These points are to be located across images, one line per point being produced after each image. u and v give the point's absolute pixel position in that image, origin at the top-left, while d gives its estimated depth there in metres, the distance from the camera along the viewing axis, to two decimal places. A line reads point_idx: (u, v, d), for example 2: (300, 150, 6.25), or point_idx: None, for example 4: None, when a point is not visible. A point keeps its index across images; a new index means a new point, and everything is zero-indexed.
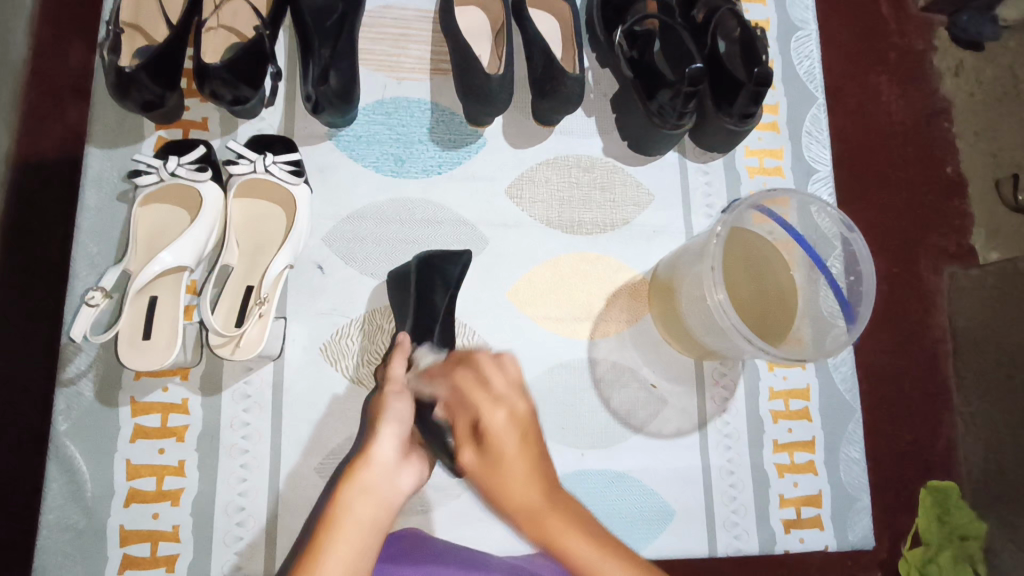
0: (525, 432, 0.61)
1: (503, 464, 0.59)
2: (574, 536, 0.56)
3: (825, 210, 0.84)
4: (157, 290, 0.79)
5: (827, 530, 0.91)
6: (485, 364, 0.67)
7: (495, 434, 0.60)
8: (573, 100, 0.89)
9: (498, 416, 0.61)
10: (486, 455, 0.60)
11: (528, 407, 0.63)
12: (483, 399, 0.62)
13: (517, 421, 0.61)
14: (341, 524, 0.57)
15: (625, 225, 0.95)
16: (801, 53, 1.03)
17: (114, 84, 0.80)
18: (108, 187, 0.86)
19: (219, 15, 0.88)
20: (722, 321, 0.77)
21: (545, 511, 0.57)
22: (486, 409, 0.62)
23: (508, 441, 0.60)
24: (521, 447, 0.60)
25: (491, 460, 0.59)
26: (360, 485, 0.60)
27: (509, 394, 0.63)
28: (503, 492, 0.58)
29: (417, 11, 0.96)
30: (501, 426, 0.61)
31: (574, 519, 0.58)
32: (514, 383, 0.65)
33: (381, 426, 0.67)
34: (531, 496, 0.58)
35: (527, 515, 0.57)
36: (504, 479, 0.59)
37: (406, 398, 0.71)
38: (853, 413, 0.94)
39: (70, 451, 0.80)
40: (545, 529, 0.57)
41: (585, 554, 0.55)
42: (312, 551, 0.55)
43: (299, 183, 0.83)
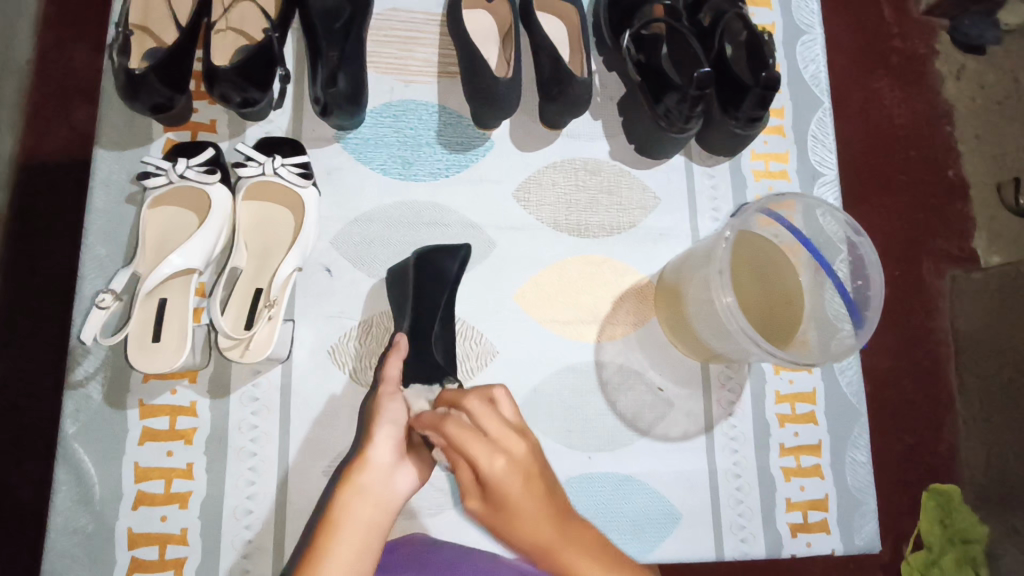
0: (527, 475, 0.56)
1: (510, 515, 0.55)
2: (591, 568, 0.54)
3: (831, 213, 0.85)
4: (166, 293, 0.79)
5: (834, 533, 0.91)
6: (477, 410, 0.60)
7: (497, 485, 0.55)
8: (580, 103, 0.89)
9: (497, 463, 0.56)
10: (493, 507, 0.56)
11: (528, 446, 0.58)
12: (480, 450, 0.56)
13: (517, 466, 0.56)
14: (341, 526, 0.59)
15: (631, 228, 0.95)
16: (806, 57, 1.03)
17: (125, 86, 0.80)
18: (116, 189, 0.87)
19: (228, 18, 0.88)
20: (730, 324, 0.78)
21: (561, 549, 0.54)
22: (482, 459, 0.56)
23: (511, 488, 0.55)
24: (527, 489, 0.56)
25: (497, 508, 0.56)
26: (357, 487, 0.62)
27: (506, 437, 0.57)
28: (518, 538, 0.56)
29: (424, 14, 0.96)
30: (500, 474, 0.56)
31: (590, 549, 0.55)
32: (511, 424, 0.59)
33: (376, 428, 0.68)
34: (546, 537, 0.54)
35: (544, 556, 0.55)
36: (514, 526, 0.56)
37: (401, 400, 0.71)
38: (859, 416, 0.94)
39: (78, 453, 0.80)
40: (564, 565, 0.54)
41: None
42: (315, 554, 0.57)
43: (308, 186, 0.83)
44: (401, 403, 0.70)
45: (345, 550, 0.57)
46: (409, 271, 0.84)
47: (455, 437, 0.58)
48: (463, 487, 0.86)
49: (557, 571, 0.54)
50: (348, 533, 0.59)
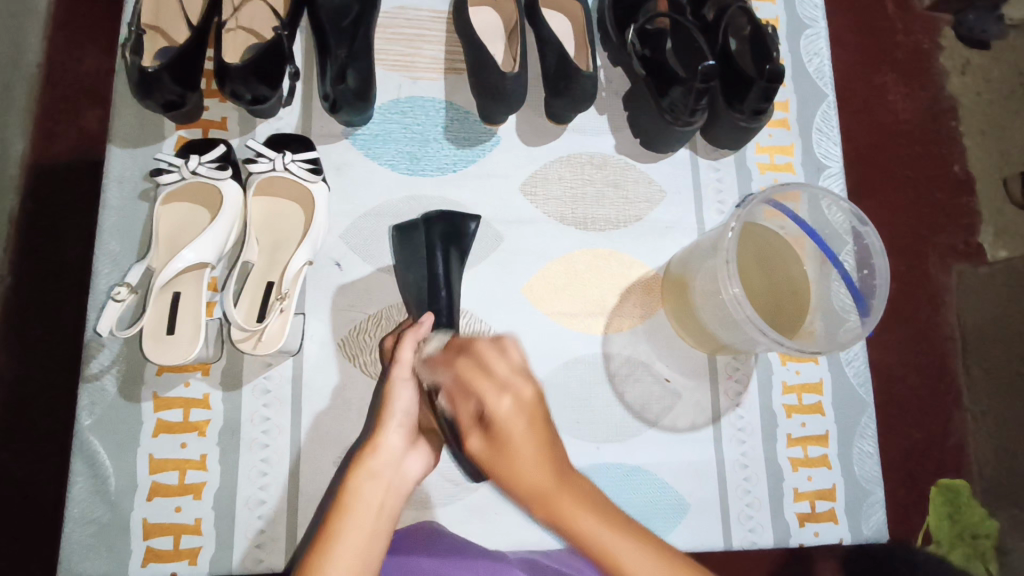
0: (533, 417, 0.58)
1: (510, 450, 0.57)
2: (583, 516, 0.55)
3: (836, 203, 0.85)
4: (180, 286, 0.81)
5: (842, 523, 0.91)
6: (486, 352, 0.65)
7: (502, 421, 0.58)
8: (586, 98, 0.90)
9: (504, 402, 0.59)
10: (493, 443, 0.58)
11: (536, 391, 0.60)
12: (488, 390, 0.61)
13: (525, 408, 0.58)
14: (350, 511, 0.60)
15: (637, 221, 0.96)
16: (811, 50, 1.04)
17: (137, 84, 0.81)
18: (129, 186, 0.88)
19: (238, 16, 0.89)
20: (737, 314, 0.78)
21: (555, 495, 0.55)
22: (490, 397, 0.60)
23: (514, 426, 0.57)
24: (530, 432, 0.58)
25: (499, 444, 0.58)
26: (369, 472, 0.63)
27: (514, 379, 0.61)
28: (514, 479, 0.57)
29: (430, 12, 0.97)
30: (507, 413, 0.58)
31: (587, 499, 0.56)
32: (521, 369, 0.62)
33: (388, 418, 0.69)
34: (542, 481, 0.56)
35: (537, 497, 0.56)
36: (513, 464, 0.57)
37: (413, 388, 0.72)
38: (866, 407, 0.95)
39: (93, 445, 0.81)
40: (553, 510, 0.56)
41: (598, 533, 0.54)
42: (325, 534, 0.58)
43: (317, 181, 0.85)
44: (412, 389, 0.72)
45: (353, 532, 0.58)
46: (421, 233, 0.87)
47: (468, 374, 0.64)
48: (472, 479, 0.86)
49: (545, 515, 0.56)
50: (354, 511, 0.60)
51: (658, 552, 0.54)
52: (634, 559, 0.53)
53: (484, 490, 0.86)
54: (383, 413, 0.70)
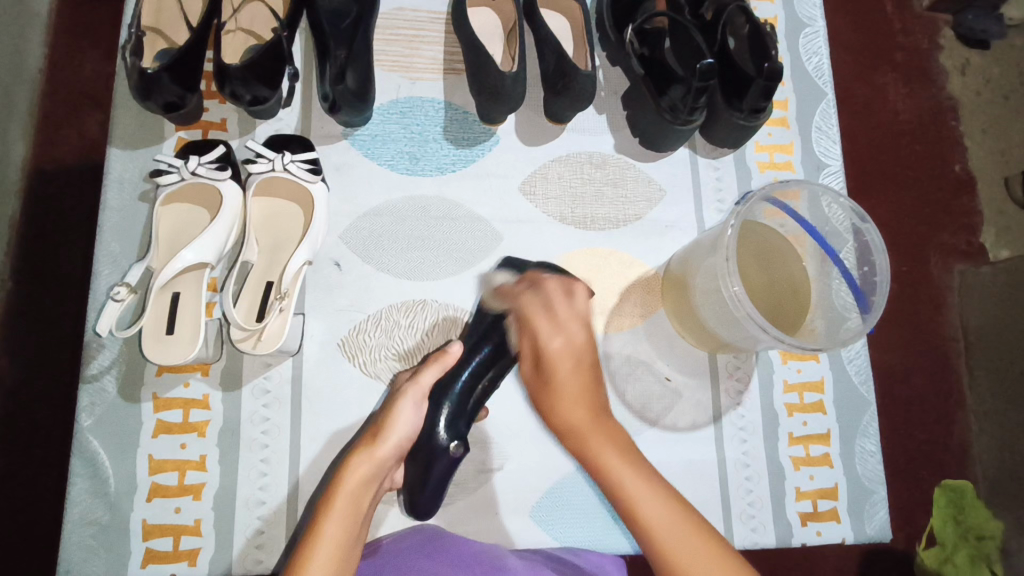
0: (578, 360, 0.72)
1: (557, 382, 0.72)
2: (609, 454, 0.67)
3: (836, 201, 0.85)
4: (179, 286, 0.81)
5: (844, 522, 0.90)
6: (555, 292, 0.77)
7: (550, 358, 0.73)
8: (586, 97, 0.89)
9: (555, 342, 0.73)
10: (543, 377, 0.73)
11: (586, 338, 0.74)
12: (543, 327, 0.74)
13: (571, 349, 0.73)
14: (324, 533, 0.60)
15: (637, 220, 0.96)
16: (810, 49, 1.04)
17: (137, 86, 0.82)
18: (129, 187, 0.88)
19: (237, 18, 0.90)
20: (738, 312, 0.78)
21: (589, 431, 0.69)
22: (545, 335, 0.73)
23: (563, 364, 0.72)
24: (576, 369, 0.72)
25: (547, 378, 0.73)
26: (349, 496, 0.63)
27: (569, 323, 0.74)
28: (556, 406, 0.72)
29: (429, 13, 0.98)
30: (556, 351, 0.73)
31: (616, 439, 0.68)
32: (580, 315, 0.75)
33: (389, 434, 0.69)
34: (577, 417, 0.70)
35: (576, 431, 0.69)
36: (557, 397, 0.71)
37: (420, 410, 0.73)
38: (868, 406, 0.94)
39: (93, 445, 0.81)
40: (586, 443, 0.69)
41: (618, 470, 0.66)
42: (311, 533, 0.60)
43: (316, 181, 0.85)
44: (416, 410, 0.72)
45: (334, 540, 0.60)
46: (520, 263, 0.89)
47: (528, 301, 0.77)
48: (472, 479, 0.86)
49: (577, 447, 0.70)
50: (340, 516, 0.62)
51: (674, 501, 0.63)
52: (646, 499, 0.63)
53: (484, 490, 0.86)
54: (381, 434, 0.69)
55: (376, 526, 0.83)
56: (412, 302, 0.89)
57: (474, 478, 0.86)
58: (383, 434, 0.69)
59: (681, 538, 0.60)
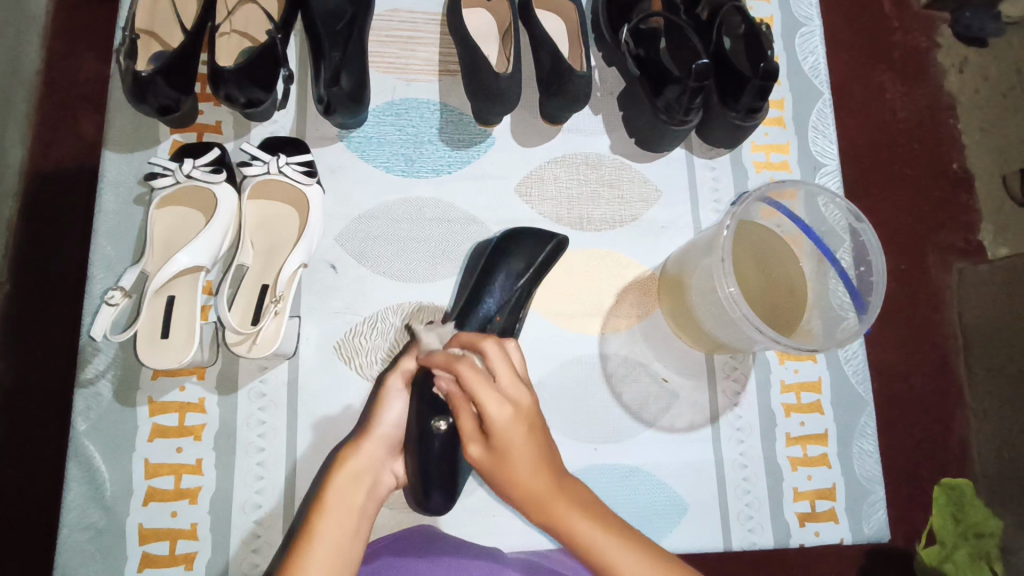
0: (531, 425, 0.61)
1: (510, 457, 0.60)
2: (575, 517, 0.60)
3: (832, 200, 0.85)
4: (175, 290, 0.81)
5: (842, 523, 0.90)
6: (492, 354, 0.63)
7: (499, 430, 0.60)
8: (581, 97, 0.89)
9: (503, 410, 0.60)
10: (495, 455, 0.60)
11: (532, 398, 0.62)
12: (487, 394, 0.59)
13: (520, 416, 0.60)
14: (320, 526, 0.63)
15: (633, 221, 0.96)
16: (806, 49, 1.04)
17: (132, 89, 0.81)
18: (124, 190, 0.88)
19: (232, 20, 0.90)
20: (734, 312, 0.77)
21: (551, 497, 0.61)
22: (489, 405, 0.59)
23: (513, 437, 0.60)
24: (527, 437, 0.60)
25: (499, 455, 0.60)
26: (337, 488, 0.67)
27: (512, 387, 0.61)
28: (510, 483, 0.60)
29: (424, 14, 0.97)
30: (503, 424, 0.60)
31: (577, 499, 0.61)
32: (509, 364, 0.63)
33: (377, 425, 0.74)
34: (539, 485, 0.60)
35: (536, 501, 0.61)
36: (511, 471, 0.60)
37: (405, 400, 0.77)
38: (866, 405, 0.94)
39: (89, 450, 0.81)
40: (549, 512, 0.60)
41: (585, 531, 0.59)
42: (306, 529, 0.63)
43: (312, 184, 0.84)
44: (402, 401, 0.76)
45: (328, 533, 0.62)
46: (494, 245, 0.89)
47: (468, 374, 0.60)
48: (469, 480, 0.86)
49: (543, 518, 0.61)
50: (332, 510, 0.64)
51: (645, 550, 0.59)
52: (616, 552, 0.58)
53: (482, 491, 0.86)
54: (371, 427, 0.74)
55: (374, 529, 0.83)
56: (408, 304, 0.89)
57: (471, 480, 0.86)
58: (373, 426, 0.74)
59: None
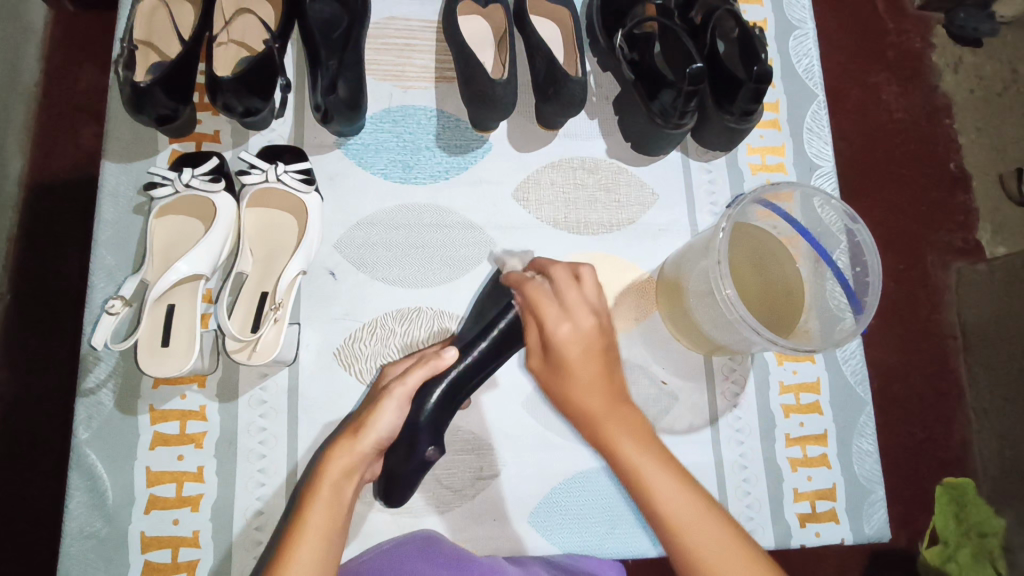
0: (589, 344, 0.70)
1: (568, 370, 0.70)
2: (625, 441, 0.67)
3: (828, 202, 0.85)
4: (174, 298, 0.81)
5: (843, 523, 0.90)
6: (566, 279, 0.73)
7: (558, 344, 0.70)
8: (576, 101, 0.89)
9: (563, 329, 0.70)
10: (553, 368, 0.71)
11: (597, 323, 0.71)
12: (551, 314, 0.71)
13: (582, 334, 0.70)
14: (306, 531, 0.62)
15: (630, 224, 0.96)
16: (799, 51, 1.04)
17: (130, 100, 0.82)
18: (123, 200, 0.89)
19: (229, 30, 0.91)
20: (731, 314, 0.78)
21: (602, 415, 0.69)
22: (552, 324, 0.71)
23: (569, 351, 0.70)
24: (588, 351, 0.70)
25: (556, 366, 0.71)
26: (321, 499, 0.65)
27: (577, 308, 0.71)
28: (561, 392, 0.71)
29: (420, 21, 0.98)
30: (565, 338, 0.70)
31: (630, 420, 0.68)
32: (593, 303, 0.72)
33: (369, 430, 0.70)
34: (593, 403, 0.69)
35: (591, 415, 0.69)
36: (569, 382, 0.70)
37: (401, 411, 0.72)
38: (864, 405, 0.94)
39: (90, 459, 0.81)
40: (598, 426, 0.69)
41: (632, 456, 0.66)
42: (296, 522, 0.63)
43: (310, 191, 0.85)
44: (399, 413, 0.72)
45: (312, 541, 0.61)
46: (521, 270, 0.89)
47: (537, 298, 0.73)
48: (470, 485, 0.86)
49: (591, 431, 0.69)
50: (324, 502, 0.64)
51: (683, 482, 0.64)
52: (664, 488, 0.63)
53: (483, 496, 0.86)
54: (361, 427, 0.70)
55: (375, 535, 0.83)
56: (407, 310, 0.89)
57: (472, 484, 0.86)
58: (363, 428, 0.70)
59: (685, 514, 0.62)
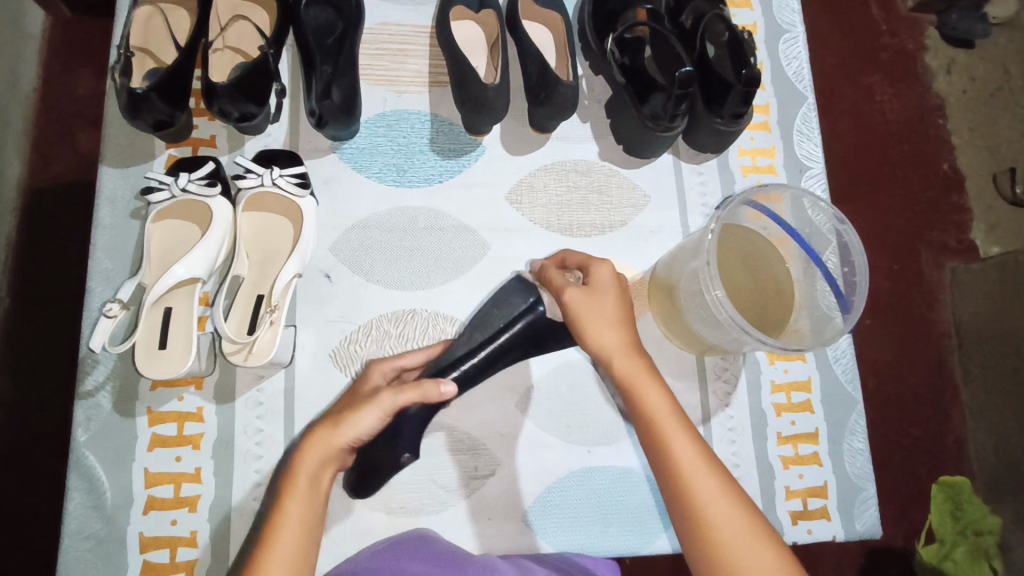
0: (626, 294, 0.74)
1: (602, 310, 0.71)
2: (651, 389, 0.67)
3: (817, 203, 0.86)
4: (171, 301, 0.82)
5: (835, 520, 0.91)
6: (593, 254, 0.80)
7: (601, 282, 0.73)
8: (568, 106, 0.91)
9: (607, 273, 0.73)
10: (591, 296, 0.72)
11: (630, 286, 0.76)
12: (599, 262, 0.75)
13: (621, 283, 0.74)
14: (283, 526, 0.62)
15: (623, 226, 0.97)
16: (789, 54, 1.06)
17: (127, 105, 0.83)
18: (121, 205, 0.90)
19: (224, 36, 0.92)
20: (720, 315, 0.79)
21: (629, 355, 0.70)
22: (600, 265, 0.74)
23: (612, 290, 0.73)
24: (620, 299, 0.73)
25: (594, 298, 0.72)
26: (298, 493, 0.64)
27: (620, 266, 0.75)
28: (589, 336, 0.71)
29: (414, 26, 0.99)
30: (605, 278, 0.73)
31: (656, 377, 0.68)
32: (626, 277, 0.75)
33: (347, 426, 0.68)
34: (623, 344, 0.70)
35: (618, 358, 0.69)
36: (601, 323, 0.71)
37: (380, 422, 0.69)
38: (855, 403, 0.95)
39: (89, 460, 0.82)
40: (624, 367, 0.69)
41: (655, 406, 0.66)
42: (275, 513, 0.63)
43: (305, 196, 0.86)
44: (378, 420, 0.69)
45: (292, 534, 0.61)
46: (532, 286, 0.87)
47: (587, 258, 0.77)
48: (465, 485, 0.87)
49: (618, 373, 0.69)
50: (301, 496, 0.64)
51: (699, 443, 0.65)
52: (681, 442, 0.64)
53: (478, 495, 0.87)
54: (340, 420, 0.68)
55: (371, 535, 0.84)
56: (402, 312, 0.90)
57: (467, 484, 0.87)
58: (344, 424, 0.68)
59: (700, 474, 0.62)
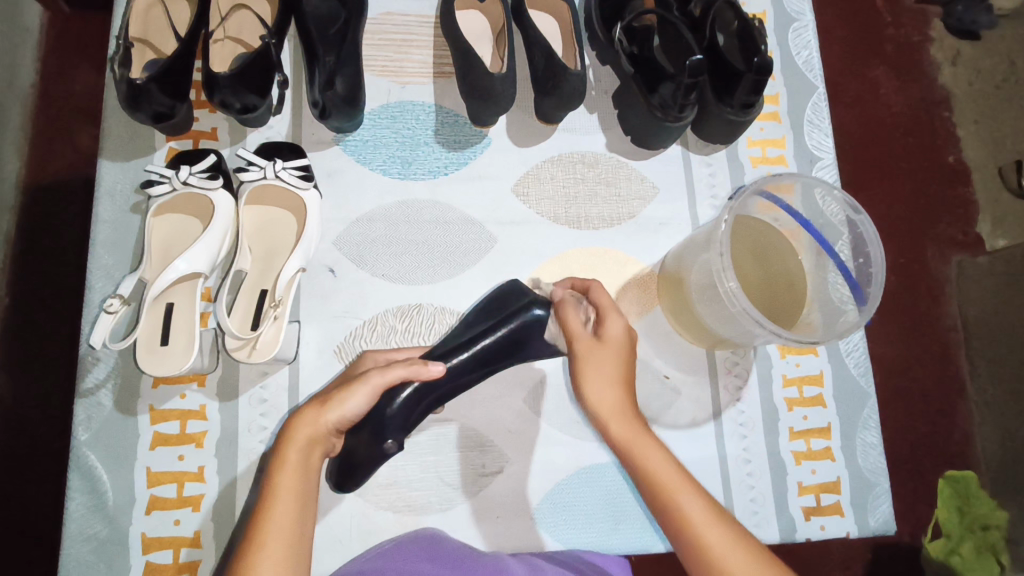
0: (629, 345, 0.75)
1: (599, 363, 0.73)
2: (644, 443, 0.68)
3: (828, 192, 0.85)
4: (173, 297, 0.80)
5: (848, 516, 0.90)
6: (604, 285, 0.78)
7: (609, 333, 0.74)
8: (575, 96, 0.89)
9: (617, 324, 0.74)
10: (598, 349, 0.74)
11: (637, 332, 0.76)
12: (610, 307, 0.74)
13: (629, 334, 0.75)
14: (277, 502, 0.60)
15: (632, 218, 0.96)
16: (799, 43, 1.04)
17: (126, 96, 0.81)
18: (120, 199, 0.88)
19: (225, 27, 0.90)
20: (733, 307, 0.77)
21: (620, 411, 0.71)
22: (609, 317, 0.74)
23: (618, 342, 0.74)
24: (626, 352, 0.74)
25: (601, 347, 0.74)
26: (289, 466, 0.63)
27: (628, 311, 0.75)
28: (593, 398, 0.73)
29: (417, 16, 0.98)
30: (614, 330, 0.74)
31: (648, 431, 0.69)
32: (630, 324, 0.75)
33: (337, 405, 0.68)
34: (615, 399, 0.72)
35: (610, 412, 0.72)
36: (596, 378, 0.73)
37: (369, 402, 0.70)
38: (868, 397, 0.94)
39: (90, 459, 0.80)
40: (615, 423, 0.71)
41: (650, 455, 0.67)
42: (266, 492, 0.61)
43: (309, 188, 0.85)
44: (368, 401, 0.69)
45: (286, 512, 0.60)
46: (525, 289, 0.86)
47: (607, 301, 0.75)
48: (473, 482, 0.86)
49: (615, 428, 0.71)
50: (293, 469, 0.63)
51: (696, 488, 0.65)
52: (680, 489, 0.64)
53: (486, 493, 0.85)
54: (330, 399, 0.68)
55: (376, 534, 0.83)
56: (407, 306, 0.88)
57: (474, 481, 0.86)
58: (333, 402, 0.68)
59: (699, 515, 0.62)
